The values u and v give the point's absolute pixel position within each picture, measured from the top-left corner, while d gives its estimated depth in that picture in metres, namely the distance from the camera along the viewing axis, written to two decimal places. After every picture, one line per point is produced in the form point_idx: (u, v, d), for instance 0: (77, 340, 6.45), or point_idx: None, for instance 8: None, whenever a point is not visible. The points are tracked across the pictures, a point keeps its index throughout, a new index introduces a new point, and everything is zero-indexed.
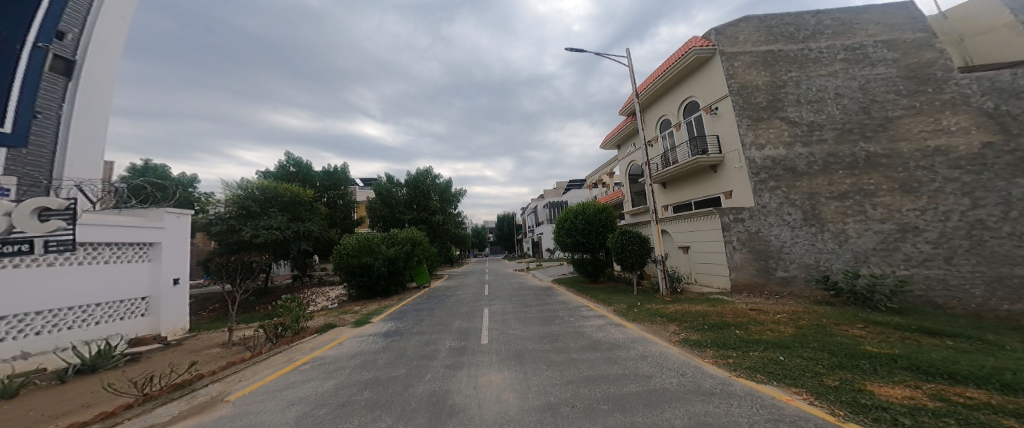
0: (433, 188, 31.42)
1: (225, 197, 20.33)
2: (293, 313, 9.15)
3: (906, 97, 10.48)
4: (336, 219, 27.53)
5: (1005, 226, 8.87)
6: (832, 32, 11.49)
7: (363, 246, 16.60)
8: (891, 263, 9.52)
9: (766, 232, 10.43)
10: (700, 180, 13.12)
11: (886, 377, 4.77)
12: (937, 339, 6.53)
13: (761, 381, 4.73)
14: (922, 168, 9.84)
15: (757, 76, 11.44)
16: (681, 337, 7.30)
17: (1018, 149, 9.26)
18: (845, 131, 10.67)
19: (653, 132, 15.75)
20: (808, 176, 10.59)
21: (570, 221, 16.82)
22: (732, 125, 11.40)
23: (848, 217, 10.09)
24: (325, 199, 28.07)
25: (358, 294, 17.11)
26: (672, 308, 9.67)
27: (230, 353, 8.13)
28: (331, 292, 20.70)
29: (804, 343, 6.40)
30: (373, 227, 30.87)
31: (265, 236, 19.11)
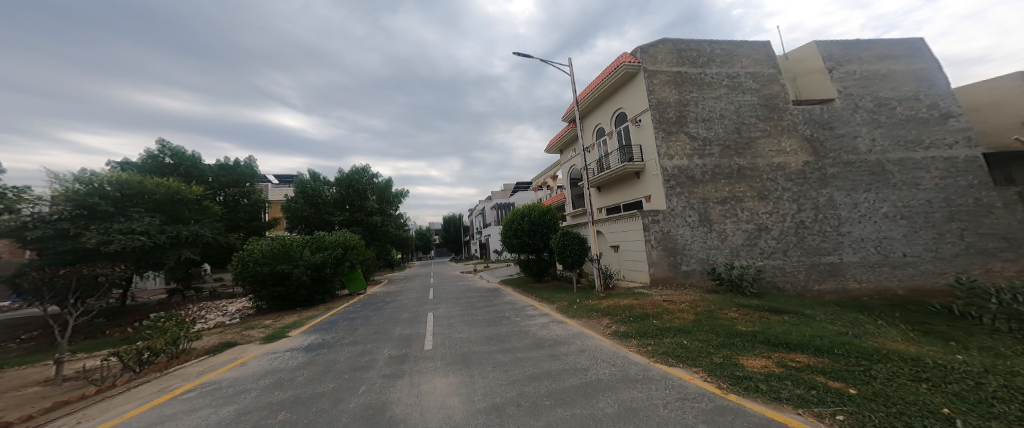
0: (371, 188, 28.39)
1: (53, 192, 14.79)
2: (168, 333, 7.18)
3: (763, 121, 12.87)
4: (239, 221, 23.65)
5: (815, 226, 11.50)
6: (720, 61, 13.51)
7: (278, 250, 13.44)
8: (752, 256, 11.57)
9: (673, 231, 11.77)
10: (627, 184, 14.36)
11: (743, 350, 5.79)
12: (781, 316, 8.15)
13: (670, 364, 5.32)
14: (770, 180, 12.17)
15: (667, 93, 12.87)
16: (612, 329, 7.87)
17: (821, 168, 12.05)
18: (726, 147, 12.62)
19: (590, 139, 16.91)
20: (702, 183, 12.28)
21: (516, 224, 16.89)
22: (650, 136, 12.72)
23: (727, 219, 11.95)
24: (220, 198, 23.79)
25: (270, 306, 13.86)
26: (606, 303, 10.37)
27: (59, 390, 6.30)
28: (231, 306, 17.55)
29: (701, 327, 7.43)
30: (294, 229, 27.19)
31: (123, 242, 14.97)
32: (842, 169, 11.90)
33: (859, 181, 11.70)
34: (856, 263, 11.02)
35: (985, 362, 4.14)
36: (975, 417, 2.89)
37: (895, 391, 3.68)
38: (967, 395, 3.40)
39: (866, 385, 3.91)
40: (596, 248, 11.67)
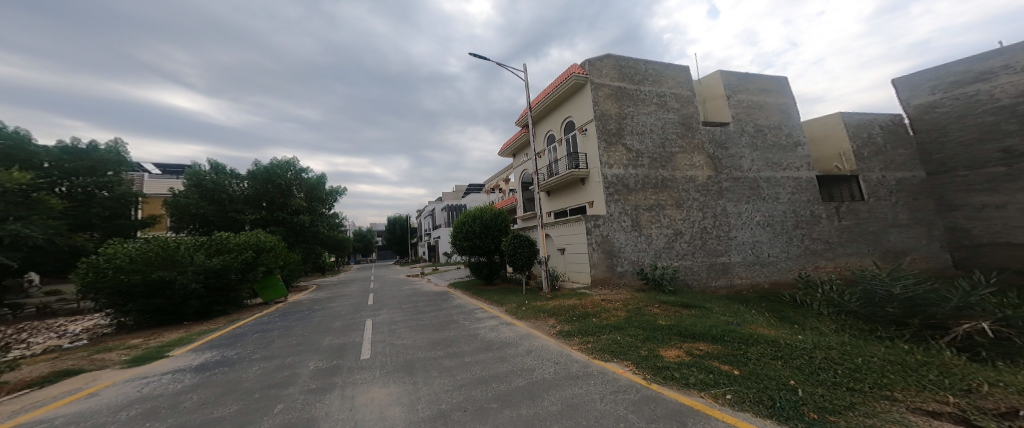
0: (296, 185, 24.81)
1: None
2: None
3: (681, 137, 12.60)
4: (84, 219, 15.93)
5: (723, 231, 12.21)
6: (652, 80, 12.82)
7: (156, 251, 8.73)
8: (670, 257, 11.66)
9: (612, 236, 11.25)
10: (571, 190, 13.31)
11: (655, 342, 6.16)
12: (687, 310, 8.93)
13: (606, 360, 5.20)
14: (687, 190, 12.27)
15: (608, 106, 12.02)
16: (557, 329, 7.34)
17: (719, 175, 12.46)
18: (655, 159, 12.16)
19: (540, 146, 15.43)
20: (633, 191, 11.81)
21: (464, 225, 13.29)
22: (593, 144, 11.81)
23: (654, 224, 11.74)
24: (62, 189, 16.24)
25: (138, 326, 8.95)
26: (552, 304, 9.48)
27: None
28: (73, 325, 12.21)
29: (634, 322, 7.48)
30: (185, 227, 22.12)
31: None
32: (730, 183, 12.47)
33: (744, 193, 12.42)
34: (742, 263, 12.03)
35: (818, 337, 4.92)
36: (812, 385, 3.46)
37: (766, 369, 4.19)
38: (806, 368, 4.05)
39: (746, 366, 4.40)
40: (543, 250, 10.62)
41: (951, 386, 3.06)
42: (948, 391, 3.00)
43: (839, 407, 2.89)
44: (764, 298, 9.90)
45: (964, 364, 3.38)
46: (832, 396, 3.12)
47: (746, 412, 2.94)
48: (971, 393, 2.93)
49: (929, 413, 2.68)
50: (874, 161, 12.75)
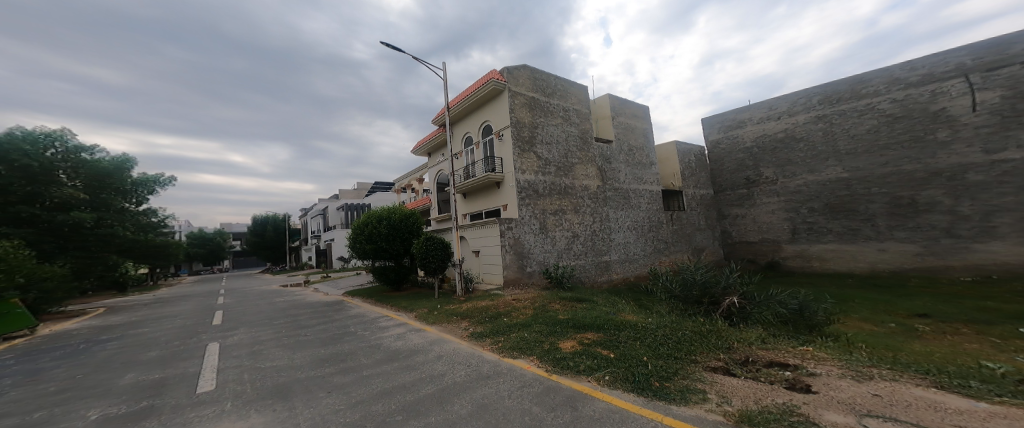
0: (66, 166, 11.14)
1: None
2: None
3: (580, 149, 12.37)
4: None
5: (618, 234, 12.70)
6: (560, 94, 12.18)
7: None
8: (572, 256, 11.33)
9: (524, 238, 10.27)
10: (483, 195, 11.91)
11: (552, 327, 5.47)
12: (581, 304, 8.07)
13: (513, 356, 4.23)
14: (590, 198, 12.20)
15: (522, 114, 10.94)
16: (471, 331, 5.83)
17: (611, 185, 12.91)
18: (562, 168, 11.68)
19: (454, 148, 13.63)
20: (543, 197, 10.98)
21: (369, 226, 11.13)
22: (509, 149, 10.64)
23: (559, 227, 11.16)
24: None
25: None
26: (467, 306, 7.77)
27: None
28: None
29: (534, 318, 6.15)
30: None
31: None
32: (612, 192, 12.84)
33: (620, 201, 13.01)
34: (618, 261, 12.46)
35: (667, 318, 5.32)
36: (662, 359, 3.60)
37: (628, 341, 4.33)
38: (660, 345, 4.07)
39: (620, 346, 4.20)
40: (459, 252, 9.26)
41: (721, 346, 3.87)
42: (724, 350, 3.77)
43: (676, 375, 3.19)
44: (629, 290, 11.44)
45: (734, 328, 4.48)
46: (662, 366, 3.44)
47: (619, 389, 2.99)
48: (743, 349, 3.74)
49: (716, 371, 3.24)
50: (698, 173, 15.10)
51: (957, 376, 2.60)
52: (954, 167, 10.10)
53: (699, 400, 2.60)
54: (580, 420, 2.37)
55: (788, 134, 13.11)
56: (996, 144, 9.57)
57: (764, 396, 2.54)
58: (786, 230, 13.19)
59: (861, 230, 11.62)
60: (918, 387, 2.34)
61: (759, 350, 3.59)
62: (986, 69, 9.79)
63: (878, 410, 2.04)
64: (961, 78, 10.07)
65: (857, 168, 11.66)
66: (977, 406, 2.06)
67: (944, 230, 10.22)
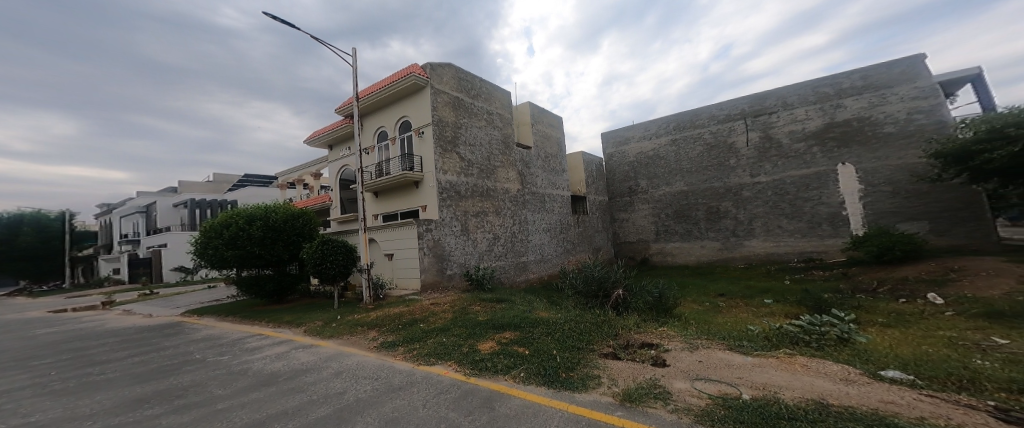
0: None
1: None
2: None
3: (503, 153, 12.73)
4: None
5: (535, 236, 13.42)
6: (485, 96, 12.36)
7: None
8: (493, 257, 11.56)
9: (445, 240, 10.10)
10: (398, 194, 11.32)
11: (472, 328, 5.45)
12: (500, 304, 8.25)
13: (431, 363, 4.07)
14: (511, 202, 12.64)
15: (446, 114, 10.78)
16: (380, 341, 5.50)
17: (530, 189, 13.62)
18: (484, 170, 11.83)
19: (365, 143, 12.51)
20: (465, 198, 10.98)
21: (235, 228, 9.24)
22: (431, 147, 10.32)
23: (481, 229, 11.28)
24: None
25: None
26: (374, 314, 7.29)
27: None
28: None
29: (448, 323, 5.93)
30: None
31: None
32: (530, 196, 13.54)
33: (538, 204, 13.80)
34: (536, 261, 13.23)
35: (573, 312, 5.77)
36: (567, 351, 3.71)
37: (541, 334, 4.53)
38: (566, 338, 4.24)
39: (534, 339, 4.41)
40: (368, 257, 8.59)
41: (611, 333, 4.33)
42: (614, 337, 4.22)
43: (576, 364, 3.30)
44: (541, 287, 12.28)
45: (621, 317, 5.17)
46: (568, 357, 3.53)
47: (533, 384, 3.02)
48: (626, 335, 4.31)
49: (604, 355, 3.56)
50: (597, 181, 16.56)
51: (737, 339, 3.51)
52: (737, 185, 13.35)
53: (597, 386, 2.79)
54: (494, 422, 2.36)
55: (657, 153, 15.19)
56: (755, 169, 13.01)
57: (640, 374, 2.91)
58: (651, 231, 15.41)
59: (693, 231, 14.28)
60: (722, 351, 3.12)
61: (637, 334, 4.20)
62: (751, 115, 13.17)
63: (703, 373, 2.63)
64: (739, 119, 13.37)
65: (693, 183, 14.27)
66: (746, 360, 2.84)
67: (732, 231, 13.43)
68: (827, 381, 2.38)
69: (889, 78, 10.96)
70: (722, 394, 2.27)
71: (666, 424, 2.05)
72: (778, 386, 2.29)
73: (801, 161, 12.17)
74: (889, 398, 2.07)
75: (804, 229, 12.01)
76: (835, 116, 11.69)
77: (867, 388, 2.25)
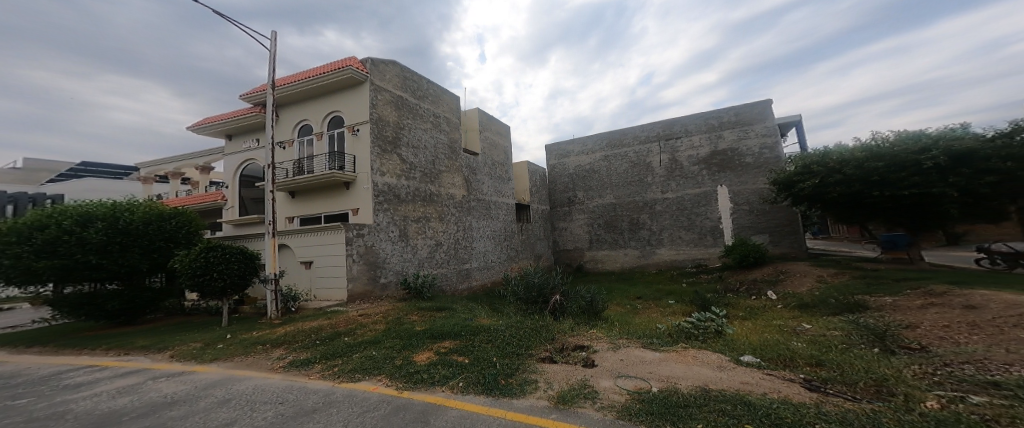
0: None
1: None
2: None
3: (449, 158, 12.56)
4: None
5: (478, 243, 13.33)
6: (432, 99, 12.11)
7: None
8: (432, 264, 11.20)
9: (378, 247, 9.49)
10: (326, 195, 10.37)
11: (407, 340, 5.17)
12: (440, 313, 8.00)
13: (355, 379, 3.79)
14: (454, 208, 12.45)
15: (388, 114, 10.33)
16: (289, 360, 4.80)
17: (475, 196, 13.59)
18: (427, 175, 11.49)
19: (286, 135, 11.21)
20: (405, 202, 10.52)
21: (64, 229, 6.92)
22: (366, 146, 9.70)
23: (421, 236, 10.91)
24: None
25: None
26: (281, 331, 6.44)
27: None
28: None
29: (375, 337, 5.51)
30: None
31: None
32: (475, 203, 13.51)
33: (483, 211, 13.83)
34: (479, 268, 13.19)
35: (514, 318, 5.86)
36: (508, 357, 3.78)
37: (477, 341, 4.55)
38: (507, 344, 4.27)
39: (470, 347, 4.39)
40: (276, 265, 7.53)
41: (548, 338, 4.48)
42: (552, 341, 4.39)
43: (514, 369, 3.38)
44: (484, 294, 12.30)
45: (557, 322, 5.39)
46: (510, 363, 3.57)
47: (471, 393, 2.98)
48: (562, 338, 4.49)
49: (541, 359, 3.68)
50: (540, 190, 17.04)
51: (649, 337, 3.90)
52: (651, 200, 14.85)
53: (535, 390, 2.84)
54: None
55: (592, 167, 16.25)
56: (665, 186, 14.66)
57: (574, 375, 3.05)
58: (586, 239, 16.28)
59: (618, 240, 15.43)
60: (639, 348, 3.43)
61: (571, 337, 4.41)
62: (664, 138, 14.81)
63: (624, 371, 2.86)
64: (653, 143, 15.00)
65: (621, 196, 15.47)
66: (656, 355, 3.19)
67: (647, 240, 14.85)
68: (709, 369, 2.81)
69: (751, 115, 13.42)
70: (638, 389, 2.50)
71: (595, 423, 2.15)
72: (680, 378, 2.63)
73: (694, 181, 14.14)
74: (747, 380, 2.55)
75: (694, 237, 13.97)
76: (717, 145, 13.86)
77: (734, 373, 2.74)
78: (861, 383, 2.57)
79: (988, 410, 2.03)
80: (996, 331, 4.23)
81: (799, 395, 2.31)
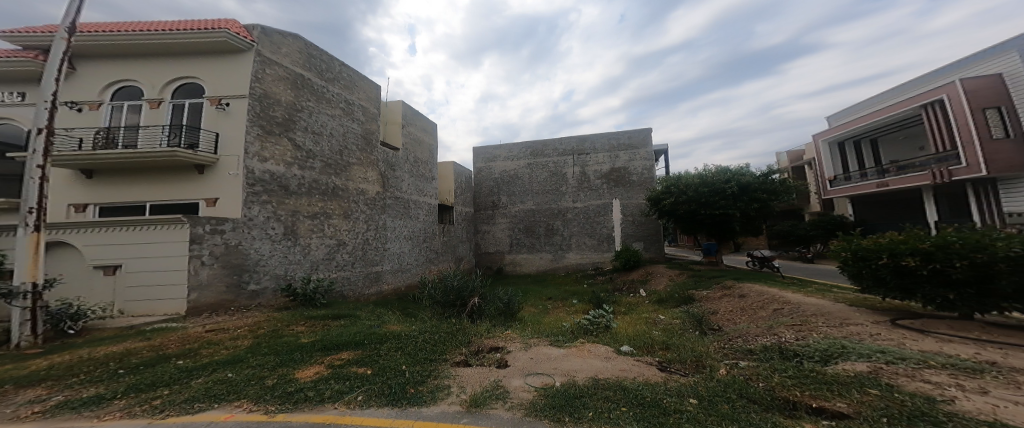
0: None
1: None
2: None
3: (361, 148, 10.05)
4: None
5: (393, 244, 11.02)
6: (345, 84, 9.71)
7: None
8: (331, 269, 8.75)
9: (246, 245, 7.00)
10: (158, 178, 7.05)
11: (285, 355, 3.99)
12: (337, 322, 6.29)
13: (190, 413, 2.56)
14: (365, 203, 9.96)
15: (280, 92, 7.97)
16: (50, 404, 2.84)
17: (396, 194, 11.40)
18: (328, 165, 8.94)
19: (93, 94, 7.34)
20: (296, 195, 8.03)
21: None
22: (241, 126, 7.27)
23: (317, 234, 8.41)
24: None
25: None
26: (23, 367, 3.85)
27: None
28: None
29: (228, 360, 3.81)
30: None
31: None
32: (392, 200, 11.15)
33: (400, 209, 11.52)
34: (391, 271, 10.80)
35: (429, 323, 5.67)
36: (418, 364, 3.61)
37: (387, 350, 4.10)
38: (419, 351, 4.07)
39: (373, 360, 3.76)
40: (38, 272, 4.94)
41: (464, 341, 4.46)
42: (467, 344, 4.37)
43: (426, 377, 3.21)
44: (397, 299, 10.06)
45: (474, 324, 5.41)
46: (420, 371, 3.40)
47: (372, 406, 2.63)
48: (478, 341, 4.52)
49: (456, 363, 3.64)
50: (465, 192, 16.48)
51: (554, 335, 4.22)
52: (564, 208, 16.03)
53: (446, 396, 2.78)
54: None
55: (516, 173, 16.82)
56: (576, 196, 15.99)
57: (486, 377, 3.11)
58: (506, 242, 16.56)
59: (535, 244, 16.19)
60: (547, 346, 3.65)
61: (487, 339, 4.47)
62: (578, 152, 16.25)
63: (533, 368, 3.03)
64: (570, 157, 16.31)
65: (540, 203, 16.33)
66: (559, 351, 3.45)
67: (558, 245, 15.92)
68: (599, 360, 3.18)
69: (639, 140, 15.71)
70: (544, 385, 2.67)
71: (505, 423, 2.21)
72: (581, 372, 2.89)
73: (595, 193, 15.80)
74: (624, 367, 2.99)
75: (594, 242, 15.56)
76: (616, 163, 15.79)
77: (619, 362, 3.15)
78: (690, 361, 3.22)
79: (755, 372, 2.87)
80: (756, 310, 5.86)
81: (657, 376, 2.82)
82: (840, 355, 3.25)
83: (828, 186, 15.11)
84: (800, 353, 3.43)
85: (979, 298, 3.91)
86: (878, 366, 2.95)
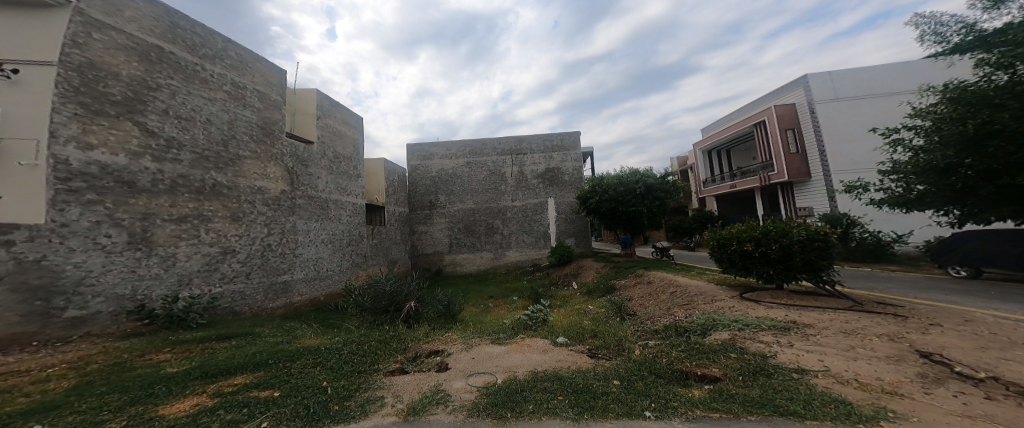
0: None
1: None
2: None
3: (262, 133, 6.67)
4: None
5: (305, 250, 7.62)
6: (235, 57, 6.22)
7: None
8: (210, 282, 5.52)
9: (57, 259, 3.91)
10: None
11: (141, 390, 2.98)
12: (222, 346, 4.33)
13: None
14: (266, 202, 6.62)
15: (120, 63, 4.56)
16: None
17: (315, 193, 8.11)
18: (204, 158, 5.50)
19: None
20: (150, 194, 4.76)
21: None
22: (44, 112, 3.91)
23: (182, 241, 5.14)
24: None
25: None
26: None
27: None
28: None
29: (33, 409, 2.58)
30: None
31: None
32: (304, 200, 7.69)
33: (316, 210, 8.06)
34: (306, 279, 7.56)
35: (357, 332, 5.28)
36: (339, 379, 3.30)
37: (301, 368, 3.63)
38: (344, 364, 3.74)
39: (286, 383, 3.24)
40: None
41: (399, 348, 4.27)
42: (401, 351, 4.17)
43: (348, 390, 3.02)
44: (314, 311, 7.10)
45: (412, 329, 5.22)
46: (343, 385, 3.15)
47: None
48: (415, 346, 4.37)
49: (390, 372, 3.45)
50: (399, 191, 15.38)
51: (498, 333, 4.24)
52: (503, 207, 16.23)
53: (380, 408, 2.63)
54: None
55: (455, 172, 16.55)
56: (515, 194, 16.29)
57: (424, 384, 2.99)
58: (445, 243, 16.15)
59: (475, 244, 16.08)
60: (489, 345, 3.66)
61: (426, 343, 4.36)
62: (516, 152, 16.60)
63: (474, 370, 2.98)
64: (508, 157, 16.56)
65: (479, 202, 16.30)
66: (500, 349, 3.48)
67: (499, 243, 16.06)
68: (537, 354, 3.29)
69: (571, 141, 16.62)
70: (486, 383, 2.68)
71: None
72: (512, 368, 2.94)
73: (532, 191, 16.30)
74: (559, 358, 3.12)
75: (532, 239, 16.04)
76: (550, 163, 16.48)
77: (553, 354, 3.30)
78: (612, 347, 3.45)
79: (660, 349, 3.23)
80: (661, 295, 6.49)
81: (586, 363, 3.00)
82: (712, 327, 3.81)
83: (702, 187, 17.59)
84: (688, 328, 3.91)
85: (783, 274, 4.96)
86: (734, 333, 3.55)
